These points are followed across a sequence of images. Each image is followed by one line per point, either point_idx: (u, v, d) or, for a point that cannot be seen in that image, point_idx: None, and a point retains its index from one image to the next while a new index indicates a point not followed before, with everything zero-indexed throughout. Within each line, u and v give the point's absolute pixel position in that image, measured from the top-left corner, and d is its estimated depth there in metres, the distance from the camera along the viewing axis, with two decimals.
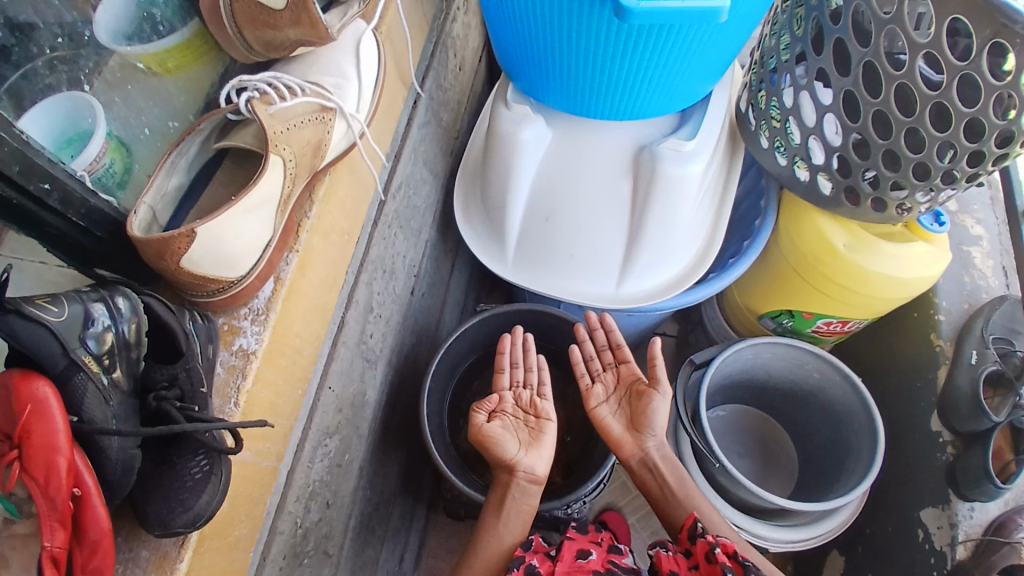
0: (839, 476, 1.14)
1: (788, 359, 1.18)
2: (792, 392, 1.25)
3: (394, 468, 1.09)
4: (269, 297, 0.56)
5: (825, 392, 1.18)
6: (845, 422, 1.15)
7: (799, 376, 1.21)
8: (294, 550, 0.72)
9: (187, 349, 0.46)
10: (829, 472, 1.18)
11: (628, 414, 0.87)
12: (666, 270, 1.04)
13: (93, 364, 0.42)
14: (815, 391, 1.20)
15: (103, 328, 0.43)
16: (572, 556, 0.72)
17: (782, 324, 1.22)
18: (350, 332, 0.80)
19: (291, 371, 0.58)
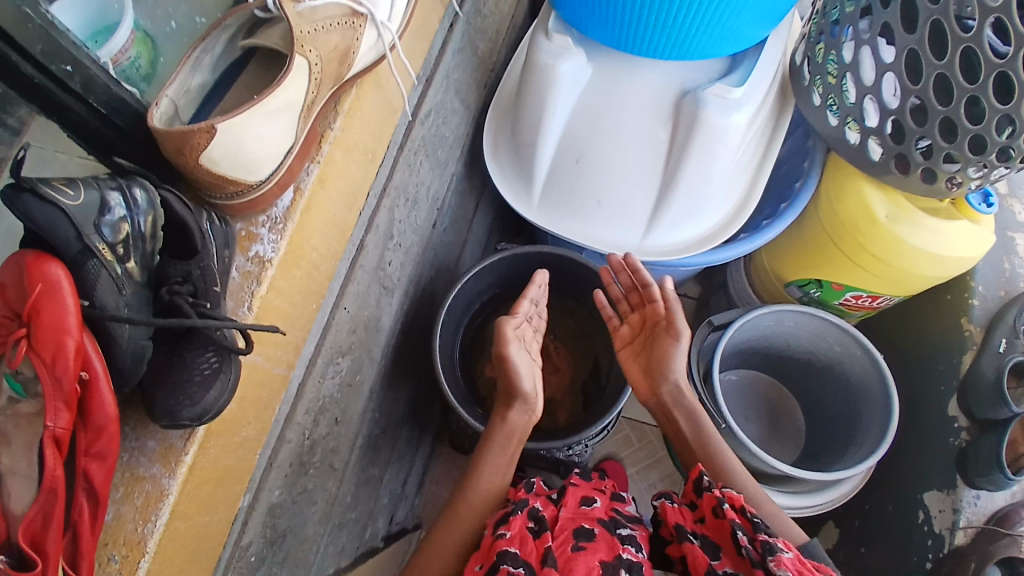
0: (846, 449, 1.14)
1: (810, 328, 1.16)
2: (810, 362, 1.23)
3: (404, 395, 1.12)
4: (287, 207, 0.55)
5: (843, 365, 1.16)
6: (861, 396, 1.14)
7: (819, 348, 1.19)
8: (301, 458, 0.74)
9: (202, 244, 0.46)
10: (837, 443, 1.18)
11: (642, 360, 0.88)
12: (696, 226, 1.00)
13: (108, 253, 0.42)
14: (834, 363, 1.18)
15: (119, 218, 0.43)
16: (577, 502, 0.71)
17: (810, 294, 1.18)
18: (368, 256, 0.80)
19: (306, 284, 0.58)
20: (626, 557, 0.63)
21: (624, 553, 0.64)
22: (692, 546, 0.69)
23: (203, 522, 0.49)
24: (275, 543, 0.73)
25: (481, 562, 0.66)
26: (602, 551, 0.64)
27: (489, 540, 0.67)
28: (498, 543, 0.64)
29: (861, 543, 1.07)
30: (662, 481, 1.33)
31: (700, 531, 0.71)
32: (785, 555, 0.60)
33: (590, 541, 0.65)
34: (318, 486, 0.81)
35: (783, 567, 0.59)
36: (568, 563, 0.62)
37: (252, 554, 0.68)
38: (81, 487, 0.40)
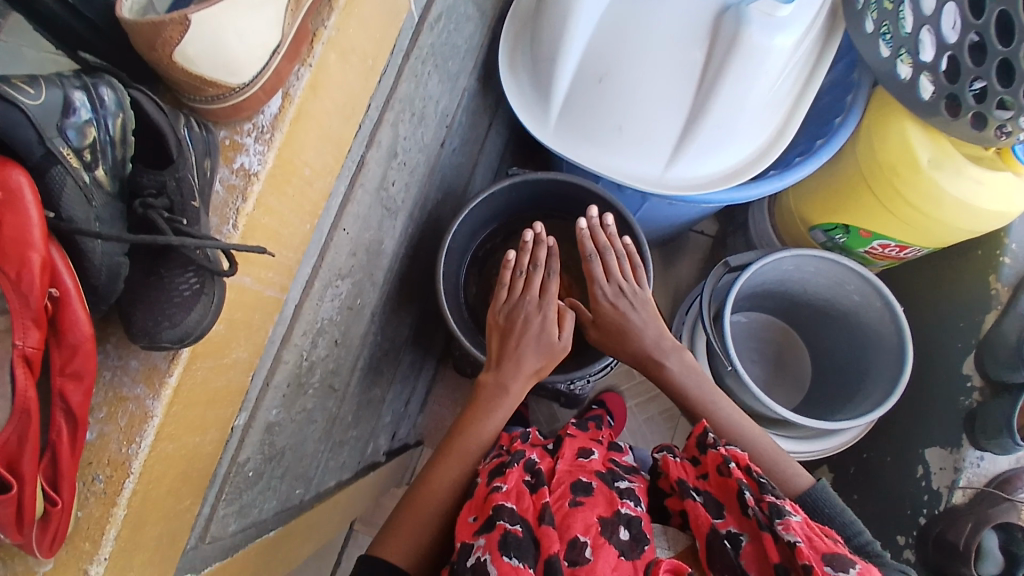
0: (851, 398, 1.13)
1: (831, 276, 1.11)
2: (825, 308, 1.19)
3: (407, 320, 1.11)
4: (275, 115, 0.50)
5: (859, 315, 1.13)
6: (874, 348, 1.11)
7: (837, 296, 1.15)
8: (299, 379, 0.73)
9: (178, 153, 0.42)
10: (842, 391, 1.17)
11: (609, 333, 0.89)
12: (723, 159, 0.93)
13: (73, 159, 0.38)
14: (850, 312, 1.15)
15: (85, 121, 0.38)
16: (574, 455, 0.71)
17: (835, 240, 1.13)
18: (370, 174, 0.75)
19: (297, 203, 0.54)
20: (625, 512, 0.64)
21: (623, 509, 0.64)
22: (694, 503, 0.69)
23: (194, 442, 0.49)
24: (275, 460, 0.74)
25: (474, 512, 0.65)
26: (601, 506, 0.64)
27: (483, 491, 0.66)
28: (494, 496, 0.63)
29: (855, 491, 1.10)
30: (661, 417, 1.34)
31: (701, 487, 0.71)
32: (793, 518, 0.61)
33: (589, 496, 0.65)
34: (317, 406, 0.81)
35: (792, 532, 0.60)
36: (566, 519, 0.62)
37: (251, 470, 0.69)
38: (59, 407, 0.38)
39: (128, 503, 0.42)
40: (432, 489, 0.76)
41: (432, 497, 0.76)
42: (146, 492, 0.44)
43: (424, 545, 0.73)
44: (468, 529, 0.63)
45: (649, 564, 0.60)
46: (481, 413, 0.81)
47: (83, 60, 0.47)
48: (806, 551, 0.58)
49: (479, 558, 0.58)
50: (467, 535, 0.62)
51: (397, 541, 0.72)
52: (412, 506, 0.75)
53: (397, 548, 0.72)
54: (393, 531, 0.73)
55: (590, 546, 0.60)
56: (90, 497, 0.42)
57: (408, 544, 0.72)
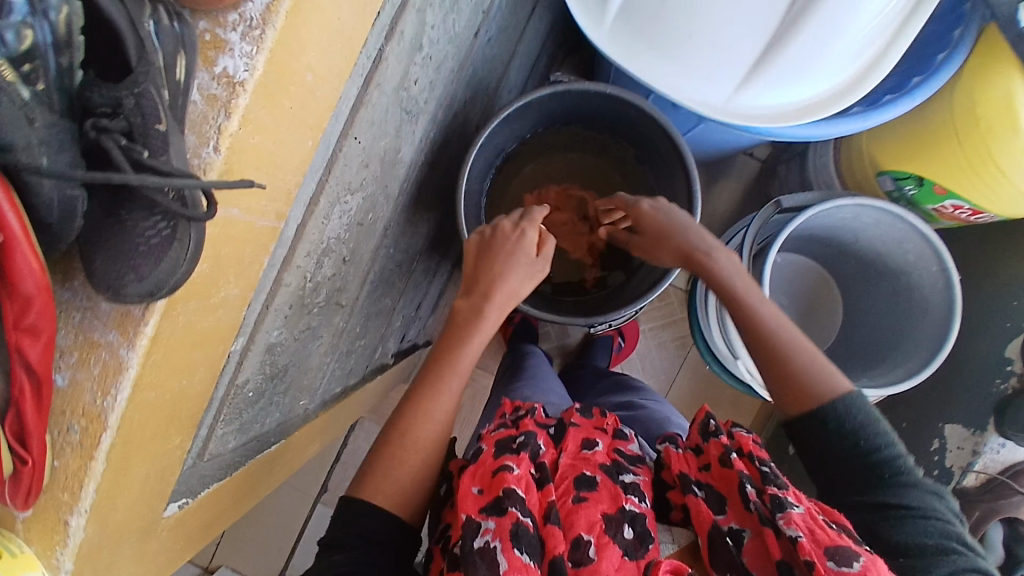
0: (880, 360, 1.08)
1: (888, 231, 1.01)
2: (870, 261, 1.11)
3: (422, 229, 1.04)
4: (267, 4, 0.38)
5: (907, 275, 1.04)
6: (917, 310, 1.03)
7: (888, 251, 1.06)
8: (303, 299, 0.69)
9: (138, 62, 0.36)
10: (869, 351, 1.12)
11: (651, 235, 0.82)
12: (803, 89, 0.79)
13: (8, 69, 0.32)
14: (900, 270, 1.06)
15: (23, 22, 0.32)
16: (578, 448, 0.70)
17: (904, 191, 1.00)
18: (388, 72, 0.63)
19: (299, 117, 0.45)
20: (630, 509, 0.64)
21: (627, 505, 0.64)
22: (695, 498, 0.66)
23: (177, 384, 0.45)
24: (276, 378, 0.72)
25: (480, 485, 0.64)
26: (605, 502, 0.64)
27: (492, 465, 0.65)
28: (506, 478, 0.62)
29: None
30: (673, 349, 1.32)
31: (704, 479, 0.69)
32: (798, 511, 0.60)
33: (594, 491, 0.65)
34: (322, 323, 0.77)
35: (793, 526, 0.59)
36: (569, 516, 0.62)
37: (250, 391, 0.67)
38: (17, 363, 0.35)
39: (105, 456, 0.41)
40: (416, 431, 0.75)
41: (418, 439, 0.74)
42: (126, 443, 0.42)
43: (407, 488, 0.72)
44: (471, 503, 0.62)
45: (651, 565, 0.59)
46: (453, 340, 0.79)
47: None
48: (807, 546, 0.57)
49: (487, 542, 0.58)
50: (473, 509, 0.61)
51: (382, 483, 0.72)
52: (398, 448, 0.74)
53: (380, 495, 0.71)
54: (379, 473, 0.72)
55: (595, 544, 0.59)
56: (66, 447, 0.40)
57: (396, 487, 0.72)
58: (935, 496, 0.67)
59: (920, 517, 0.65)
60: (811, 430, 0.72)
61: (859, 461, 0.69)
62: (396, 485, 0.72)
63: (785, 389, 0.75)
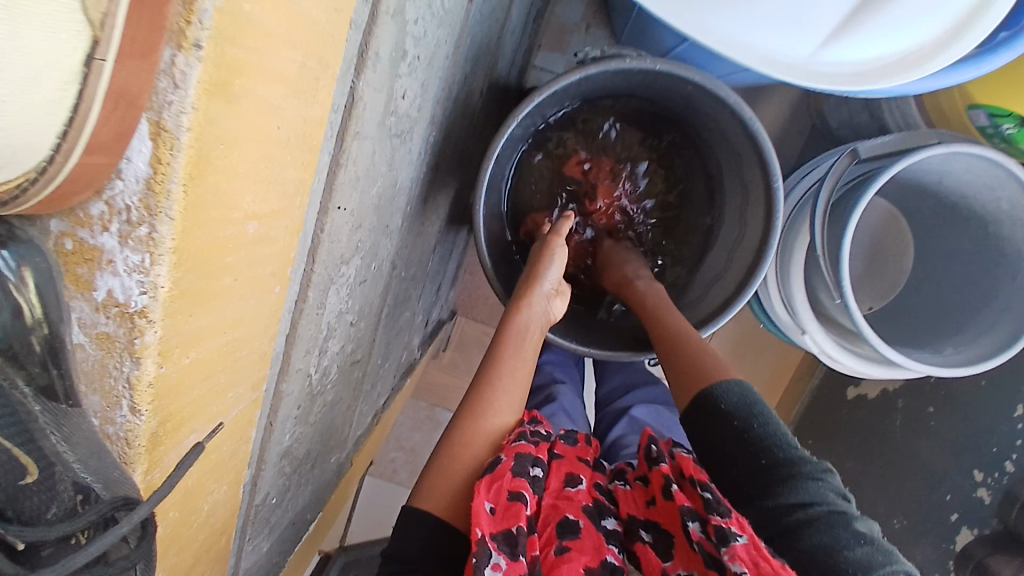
0: (947, 332, 0.86)
1: (981, 176, 0.77)
2: (952, 205, 0.86)
3: (432, 227, 0.89)
4: (145, 180, 0.23)
5: (1001, 228, 0.80)
6: (1008, 269, 0.81)
7: (977, 198, 0.81)
8: (312, 392, 0.58)
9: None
10: (932, 319, 0.89)
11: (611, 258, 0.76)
12: (914, 30, 0.54)
13: None
14: (984, 218, 0.82)
15: None
16: (558, 483, 0.54)
17: (999, 129, 0.76)
18: (368, 111, 0.46)
19: (249, 281, 0.31)
20: (612, 561, 0.48)
21: (611, 557, 0.49)
22: (643, 546, 0.51)
23: None
24: (299, 466, 0.64)
25: (491, 500, 0.49)
26: (587, 554, 0.48)
27: (501, 472, 0.51)
28: (517, 508, 0.48)
29: (931, 402, 0.92)
30: None
31: (651, 518, 0.53)
32: (741, 543, 0.44)
33: (576, 539, 0.49)
34: (338, 390, 0.67)
35: (738, 564, 0.43)
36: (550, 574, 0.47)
37: (273, 497, 0.58)
38: None
39: None
40: (484, 431, 0.57)
41: (490, 435, 0.57)
42: None
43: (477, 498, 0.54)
44: (485, 523, 0.47)
45: None
46: (510, 338, 0.63)
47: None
48: None
49: None
50: (485, 525, 0.47)
51: (440, 484, 0.54)
52: (459, 448, 0.56)
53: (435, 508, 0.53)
54: (435, 475, 0.55)
55: None
56: None
57: (459, 493, 0.53)
58: (819, 481, 0.49)
59: (807, 513, 0.47)
60: (702, 431, 0.56)
61: (730, 446, 0.54)
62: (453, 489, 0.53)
63: (683, 381, 0.60)
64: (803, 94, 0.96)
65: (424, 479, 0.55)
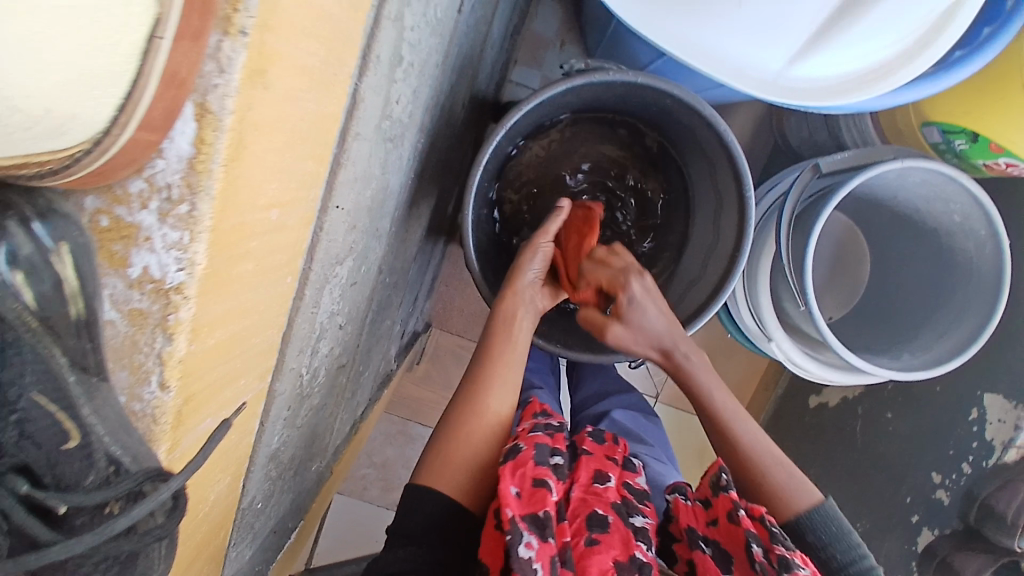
0: (904, 338, 0.92)
1: (930, 189, 0.84)
2: (906, 218, 0.92)
3: (414, 235, 0.90)
4: (188, 160, 0.24)
5: (951, 238, 0.87)
6: (956, 277, 0.87)
7: (928, 210, 0.88)
8: (301, 393, 0.58)
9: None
10: (889, 325, 0.95)
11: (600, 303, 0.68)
12: (869, 52, 0.60)
13: None
14: (938, 230, 0.88)
15: None
16: (588, 479, 0.57)
17: (952, 145, 0.83)
18: (368, 112, 0.47)
19: (267, 268, 0.32)
20: (640, 558, 0.50)
21: (639, 552, 0.50)
22: (702, 556, 0.53)
23: None
24: (285, 470, 0.63)
25: (518, 484, 0.52)
26: (616, 548, 0.50)
27: (526, 457, 0.54)
28: (546, 492, 0.51)
29: (889, 408, 0.97)
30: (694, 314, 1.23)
31: (711, 535, 0.55)
32: None
33: (605, 533, 0.52)
34: (325, 393, 0.67)
35: None
36: (579, 562, 0.49)
37: (259, 501, 0.58)
38: None
39: None
40: (485, 413, 0.60)
41: (491, 418, 0.61)
42: None
43: (477, 478, 0.57)
44: (515, 505, 0.49)
45: None
46: (502, 328, 0.65)
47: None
48: None
49: (531, 559, 0.46)
50: (516, 507, 0.49)
51: (442, 467, 0.57)
52: (459, 431, 0.59)
53: (436, 488, 0.56)
54: (436, 455, 0.58)
55: None
56: None
57: (460, 475, 0.56)
58: None
59: None
60: None
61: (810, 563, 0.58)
62: (459, 471, 0.56)
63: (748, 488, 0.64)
64: (766, 113, 1.02)
65: (425, 462, 0.58)
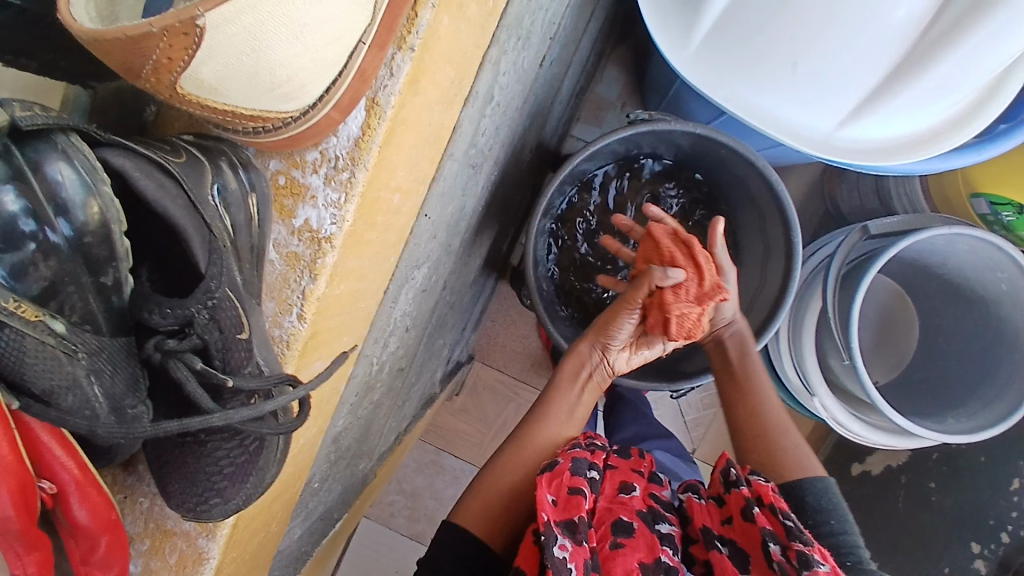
0: (951, 407, 0.91)
1: (981, 259, 0.85)
2: (956, 289, 0.93)
3: (474, 262, 0.96)
4: (355, 139, 0.32)
5: (999, 308, 0.87)
6: (1005, 348, 0.88)
7: (976, 281, 0.89)
8: (369, 384, 0.63)
9: (210, 267, 0.31)
10: (936, 394, 0.94)
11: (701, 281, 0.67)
12: (918, 121, 0.65)
13: (36, 310, 0.30)
14: (985, 300, 0.89)
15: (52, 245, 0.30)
16: (614, 490, 0.59)
17: (1000, 216, 0.85)
18: (463, 138, 0.55)
19: (383, 243, 0.39)
20: (666, 561, 0.53)
21: (664, 556, 0.54)
22: (719, 556, 0.54)
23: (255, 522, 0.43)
24: (341, 458, 0.68)
25: (553, 493, 0.54)
26: (642, 550, 0.53)
27: (565, 470, 0.56)
28: (581, 500, 0.53)
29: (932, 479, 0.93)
30: None
31: (726, 535, 0.56)
32: (823, 569, 0.48)
33: (630, 537, 0.54)
34: (384, 392, 0.72)
35: None
36: (604, 563, 0.52)
37: (318, 480, 0.62)
38: None
39: None
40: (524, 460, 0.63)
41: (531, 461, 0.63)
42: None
43: (507, 522, 0.59)
44: (550, 510, 0.52)
45: None
46: (563, 393, 0.68)
47: (72, 28, 0.26)
48: None
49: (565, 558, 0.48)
50: (553, 513, 0.52)
51: (478, 504, 0.60)
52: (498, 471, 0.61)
53: (471, 526, 0.59)
54: (476, 495, 0.60)
55: None
56: None
57: (491, 513, 0.59)
58: None
59: None
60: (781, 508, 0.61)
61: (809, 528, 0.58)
62: (490, 513, 0.59)
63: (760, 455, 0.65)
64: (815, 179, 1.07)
65: (466, 498, 0.61)
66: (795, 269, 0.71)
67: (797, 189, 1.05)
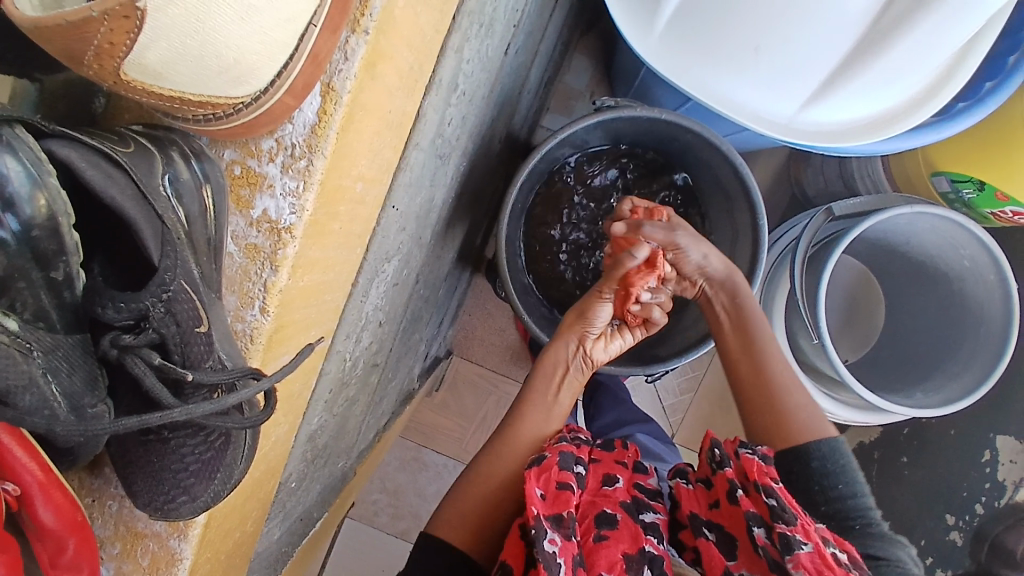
0: (918, 381, 0.94)
1: (942, 237, 0.88)
2: (920, 267, 0.96)
3: (447, 255, 0.96)
4: (311, 126, 0.31)
5: (961, 283, 0.90)
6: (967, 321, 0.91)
7: (938, 257, 0.92)
8: (342, 380, 0.62)
9: (162, 260, 0.30)
10: (903, 368, 0.97)
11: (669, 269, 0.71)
12: (874, 105, 0.67)
13: None
14: (948, 276, 0.92)
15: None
16: (597, 483, 0.59)
17: (960, 194, 0.88)
18: (428, 127, 0.55)
19: (347, 233, 0.38)
20: (650, 550, 0.53)
21: (649, 546, 0.54)
22: (706, 542, 0.56)
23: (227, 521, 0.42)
24: (317, 457, 0.67)
25: (542, 487, 0.54)
26: (626, 542, 0.54)
27: (551, 464, 0.57)
28: (570, 496, 0.54)
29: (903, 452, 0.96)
30: None
31: (713, 519, 0.57)
32: (805, 551, 0.48)
33: (614, 529, 0.55)
34: (359, 388, 0.72)
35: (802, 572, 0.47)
36: (589, 558, 0.53)
37: (294, 480, 0.61)
38: None
39: None
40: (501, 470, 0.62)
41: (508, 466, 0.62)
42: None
43: (486, 532, 0.60)
44: (540, 506, 0.53)
45: None
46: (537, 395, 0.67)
47: (18, 18, 0.25)
48: None
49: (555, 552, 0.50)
50: (541, 509, 0.52)
51: (455, 516, 0.60)
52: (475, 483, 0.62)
53: (446, 537, 0.60)
54: (452, 508, 0.61)
55: None
56: None
57: (466, 522, 0.60)
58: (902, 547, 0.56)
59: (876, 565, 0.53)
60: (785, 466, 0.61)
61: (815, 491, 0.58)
62: (465, 523, 0.60)
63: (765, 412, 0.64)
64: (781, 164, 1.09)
65: (443, 510, 0.61)
66: (761, 252, 0.73)
67: (765, 173, 1.07)
